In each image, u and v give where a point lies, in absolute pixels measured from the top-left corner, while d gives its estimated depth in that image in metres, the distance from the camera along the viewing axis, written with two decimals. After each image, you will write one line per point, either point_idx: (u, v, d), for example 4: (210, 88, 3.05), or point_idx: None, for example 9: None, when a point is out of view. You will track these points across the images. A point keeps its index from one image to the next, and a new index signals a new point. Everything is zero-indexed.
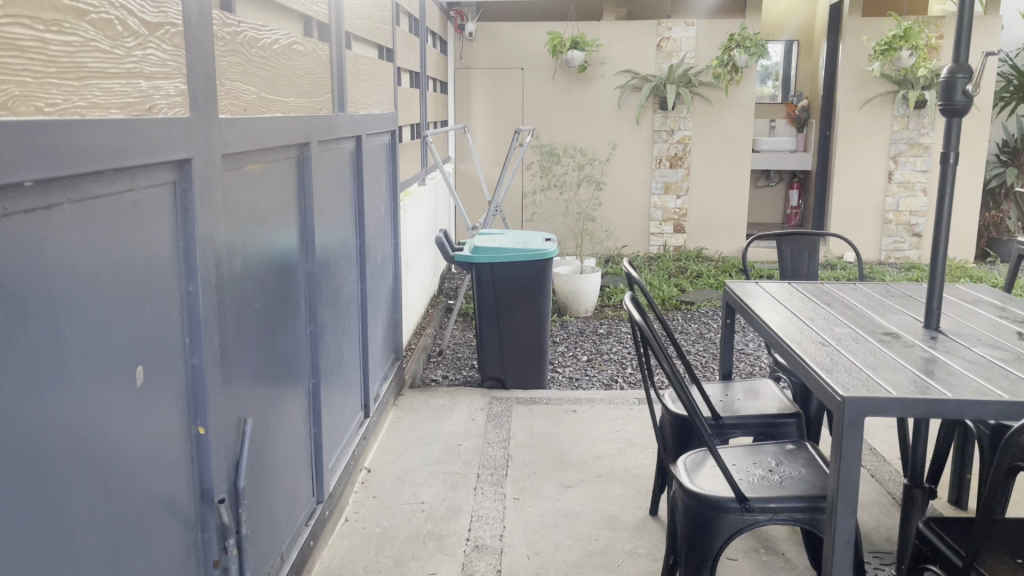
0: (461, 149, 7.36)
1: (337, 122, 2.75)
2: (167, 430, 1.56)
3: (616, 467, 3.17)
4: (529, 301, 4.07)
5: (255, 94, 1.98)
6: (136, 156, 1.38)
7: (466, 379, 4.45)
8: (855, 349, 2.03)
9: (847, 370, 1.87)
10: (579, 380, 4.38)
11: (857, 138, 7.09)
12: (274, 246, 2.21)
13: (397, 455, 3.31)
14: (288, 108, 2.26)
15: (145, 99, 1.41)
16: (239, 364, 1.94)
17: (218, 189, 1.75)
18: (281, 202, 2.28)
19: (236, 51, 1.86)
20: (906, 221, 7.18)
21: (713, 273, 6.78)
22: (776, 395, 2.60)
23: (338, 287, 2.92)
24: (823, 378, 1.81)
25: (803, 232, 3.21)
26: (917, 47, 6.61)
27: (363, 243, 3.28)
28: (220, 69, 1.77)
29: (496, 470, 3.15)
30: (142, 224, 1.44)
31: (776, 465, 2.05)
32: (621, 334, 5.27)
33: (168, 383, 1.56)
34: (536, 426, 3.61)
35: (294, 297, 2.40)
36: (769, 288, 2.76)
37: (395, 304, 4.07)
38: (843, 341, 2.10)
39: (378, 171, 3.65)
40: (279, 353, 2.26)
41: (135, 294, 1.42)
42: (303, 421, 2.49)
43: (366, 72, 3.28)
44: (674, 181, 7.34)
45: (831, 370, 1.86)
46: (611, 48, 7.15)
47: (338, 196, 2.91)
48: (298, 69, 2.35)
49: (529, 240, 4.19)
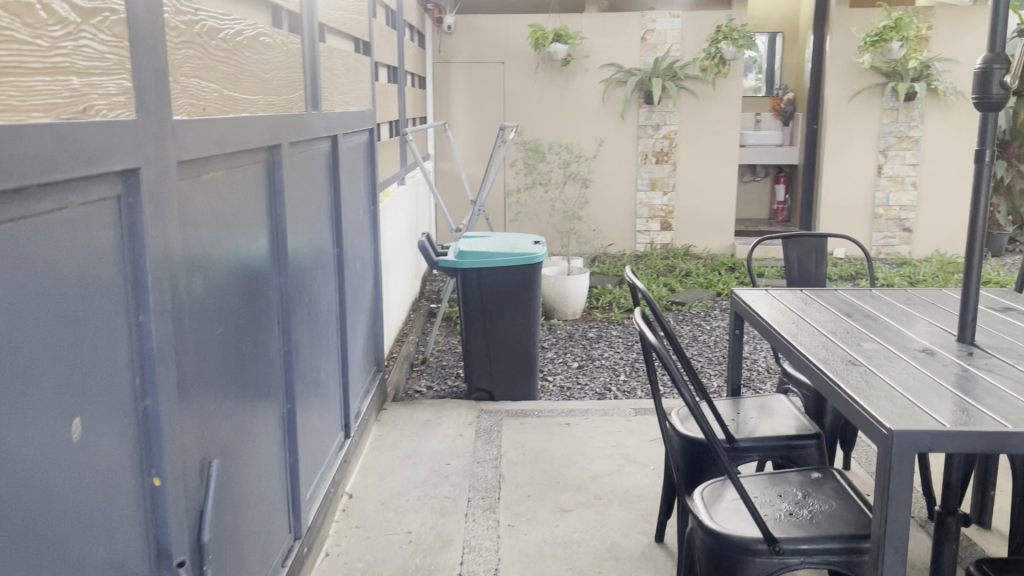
0: (441, 146, 7.14)
1: (310, 121, 2.52)
2: (116, 486, 1.32)
3: (615, 488, 2.98)
4: (517, 307, 3.86)
5: (217, 91, 1.75)
6: (68, 167, 1.15)
7: (452, 391, 4.23)
8: (889, 369, 1.84)
9: (888, 396, 1.67)
10: (571, 389, 4.18)
11: (846, 131, 6.95)
12: (240, 261, 1.98)
13: (381, 478, 3.09)
14: (255, 107, 2.02)
15: (79, 99, 1.18)
16: (202, 398, 1.71)
17: (173, 201, 1.51)
18: (249, 210, 2.04)
19: (194, 43, 1.63)
20: (896, 216, 7.05)
21: (702, 271, 6.62)
22: (791, 412, 2.40)
23: (314, 299, 2.70)
24: (863, 406, 1.61)
25: (809, 234, 3.03)
26: (907, 38, 6.45)
27: (341, 251, 3.05)
28: (173, 63, 1.53)
29: (488, 493, 2.94)
30: (77, 248, 1.21)
31: (803, 498, 1.86)
32: (612, 337, 5.07)
33: (115, 431, 1.32)
34: (527, 442, 3.41)
35: (264, 316, 2.17)
36: (780, 295, 2.58)
37: (375, 312, 3.84)
38: (874, 360, 1.91)
39: (355, 172, 3.42)
40: (248, 381, 2.03)
41: (69, 332, 1.18)
42: (278, 451, 2.27)
43: (342, 68, 3.05)
44: (660, 177, 7.16)
45: (869, 395, 1.67)
46: (594, 41, 6.95)
47: (313, 200, 2.68)
48: (267, 64, 2.11)
49: (517, 243, 3.99)
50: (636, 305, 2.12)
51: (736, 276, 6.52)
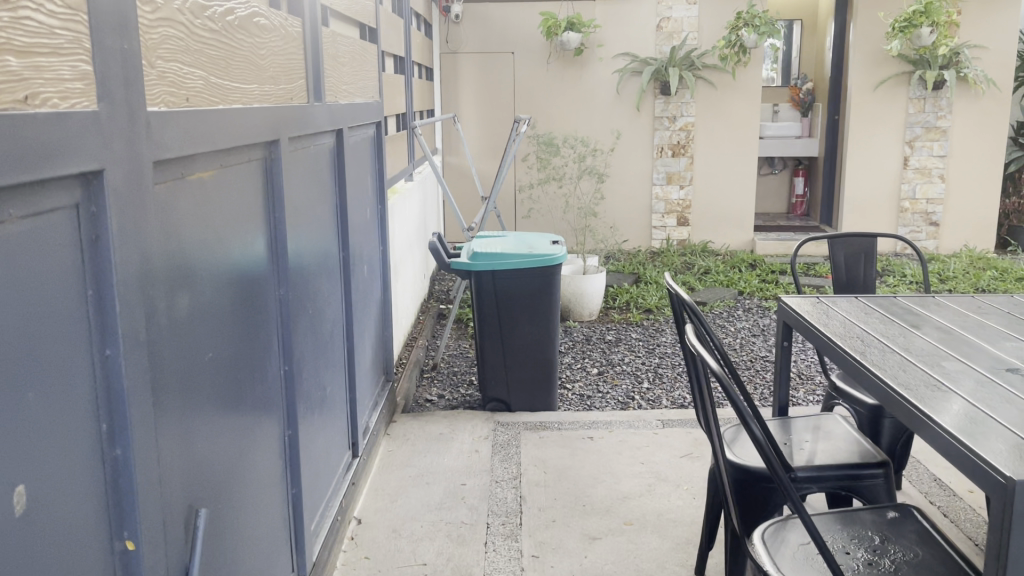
0: (449, 140, 6.89)
1: (312, 115, 2.27)
2: (74, 560, 1.08)
3: (647, 511, 2.74)
4: (535, 312, 3.61)
5: (203, 78, 1.50)
6: (3, 173, 0.90)
7: (465, 400, 3.99)
8: (932, 363, 1.81)
9: (942, 395, 1.63)
10: (592, 398, 3.94)
11: (871, 121, 6.67)
12: (233, 272, 1.73)
13: (392, 501, 2.85)
14: (249, 98, 1.77)
15: (19, 85, 0.94)
16: (193, 432, 1.48)
17: (150, 210, 1.27)
18: (243, 215, 1.80)
19: (174, 21, 1.37)
20: (923, 210, 6.78)
21: (722, 269, 6.38)
22: (850, 435, 2.15)
23: (319, 309, 2.46)
24: (915, 405, 1.58)
25: (857, 234, 2.78)
26: (938, 23, 6.19)
27: (346, 255, 2.81)
28: (148, 45, 1.28)
29: (509, 519, 2.71)
30: (16, 272, 0.95)
31: (883, 544, 1.62)
32: (631, 341, 4.82)
33: (71, 494, 1.07)
34: (549, 459, 3.17)
35: (263, 331, 1.93)
36: (831, 303, 2.34)
37: (384, 318, 3.59)
38: (915, 353, 1.88)
39: (361, 168, 3.17)
40: (244, 408, 1.79)
41: (7, 380, 0.93)
42: (279, 483, 2.03)
43: (347, 56, 2.80)
44: (677, 171, 6.90)
45: (917, 392, 1.64)
46: (608, 30, 6.69)
47: (316, 201, 2.43)
48: (263, 49, 1.86)
49: (533, 244, 3.74)
50: (686, 320, 1.87)
51: (758, 273, 6.27)
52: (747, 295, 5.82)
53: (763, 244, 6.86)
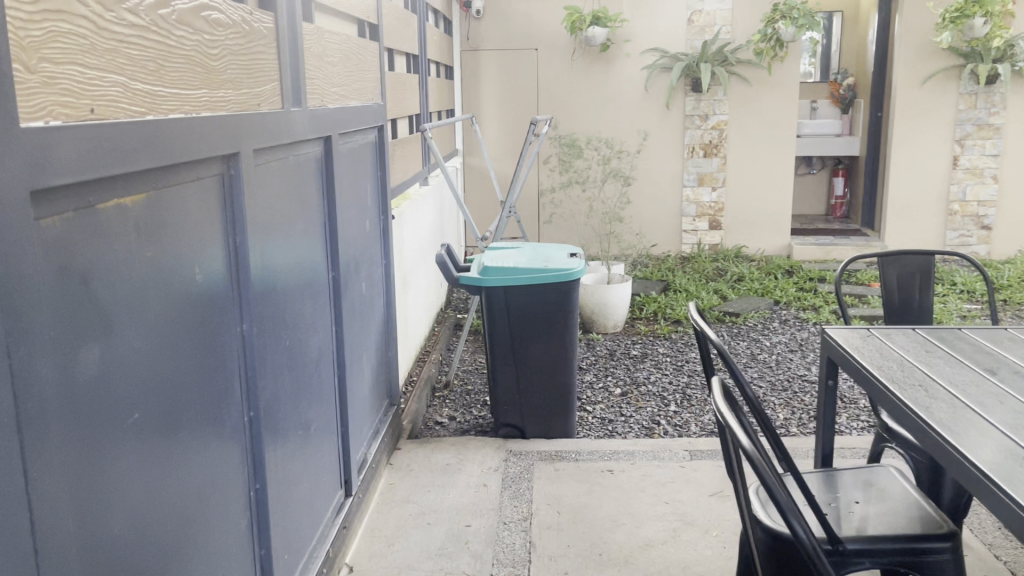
0: (469, 141, 6.62)
1: (285, 122, 2.00)
2: None
3: (670, 563, 2.45)
4: (551, 331, 3.33)
5: (121, 82, 1.24)
6: None
7: (477, 423, 3.72)
8: (1010, 422, 1.53)
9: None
10: (613, 423, 3.64)
11: (917, 119, 6.26)
12: (179, 309, 1.47)
13: (389, 545, 2.59)
14: (195, 106, 1.51)
15: None
16: (102, 515, 1.21)
17: (22, 251, 1.00)
18: (193, 243, 1.54)
19: (73, 14, 1.11)
20: (974, 212, 6.36)
21: (757, 276, 6.04)
22: (909, 496, 1.83)
23: (299, 340, 2.19)
24: (1006, 490, 1.28)
25: (911, 251, 2.45)
26: (992, 14, 5.76)
27: (337, 276, 2.54)
28: (27, 46, 1.02)
29: (515, 570, 2.43)
30: None
31: None
32: (657, 357, 4.50)
33: None
34: (564, 496, 2.89)
35: (223, 374, 1.67)
36: (886, 336, 2.02)
37: (386, 337, 3.33)
38: (988, 407, 1.60)
39: (359, 178, 2.91)
40: (192, 466, 1.52)
41: None
42: (241, 546, 1.77)
43: (336, 54, 2.54)
44: (709, 172, 6.55)
45: (1004, 467, 1.36)
46: (635, 24, 6.36)
47: (295, 217, 2.17)
48: (215, 47, 1.60)
49: (549, 256, 3.45)
50: (715, 373, 1.55)
51: (796, 281, 5.91)
52: (784, 305, 5.48)
53: (801, 249, 6.49)
